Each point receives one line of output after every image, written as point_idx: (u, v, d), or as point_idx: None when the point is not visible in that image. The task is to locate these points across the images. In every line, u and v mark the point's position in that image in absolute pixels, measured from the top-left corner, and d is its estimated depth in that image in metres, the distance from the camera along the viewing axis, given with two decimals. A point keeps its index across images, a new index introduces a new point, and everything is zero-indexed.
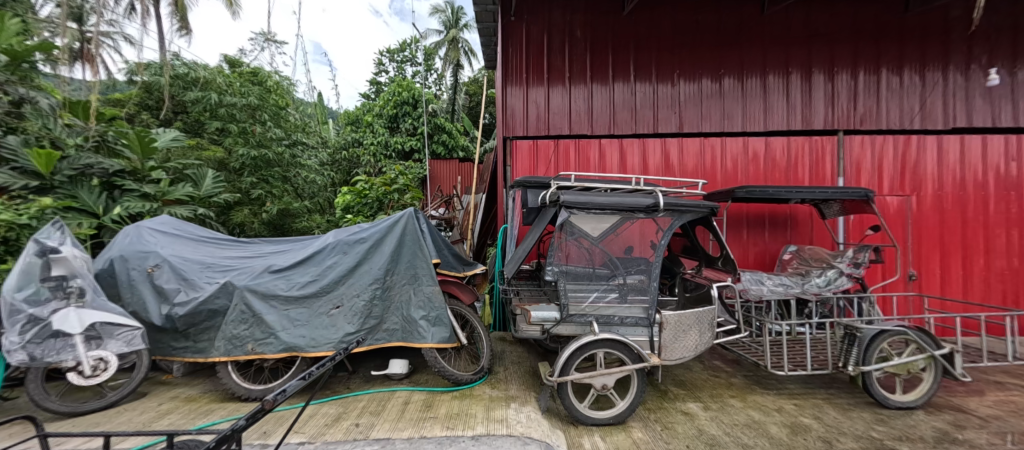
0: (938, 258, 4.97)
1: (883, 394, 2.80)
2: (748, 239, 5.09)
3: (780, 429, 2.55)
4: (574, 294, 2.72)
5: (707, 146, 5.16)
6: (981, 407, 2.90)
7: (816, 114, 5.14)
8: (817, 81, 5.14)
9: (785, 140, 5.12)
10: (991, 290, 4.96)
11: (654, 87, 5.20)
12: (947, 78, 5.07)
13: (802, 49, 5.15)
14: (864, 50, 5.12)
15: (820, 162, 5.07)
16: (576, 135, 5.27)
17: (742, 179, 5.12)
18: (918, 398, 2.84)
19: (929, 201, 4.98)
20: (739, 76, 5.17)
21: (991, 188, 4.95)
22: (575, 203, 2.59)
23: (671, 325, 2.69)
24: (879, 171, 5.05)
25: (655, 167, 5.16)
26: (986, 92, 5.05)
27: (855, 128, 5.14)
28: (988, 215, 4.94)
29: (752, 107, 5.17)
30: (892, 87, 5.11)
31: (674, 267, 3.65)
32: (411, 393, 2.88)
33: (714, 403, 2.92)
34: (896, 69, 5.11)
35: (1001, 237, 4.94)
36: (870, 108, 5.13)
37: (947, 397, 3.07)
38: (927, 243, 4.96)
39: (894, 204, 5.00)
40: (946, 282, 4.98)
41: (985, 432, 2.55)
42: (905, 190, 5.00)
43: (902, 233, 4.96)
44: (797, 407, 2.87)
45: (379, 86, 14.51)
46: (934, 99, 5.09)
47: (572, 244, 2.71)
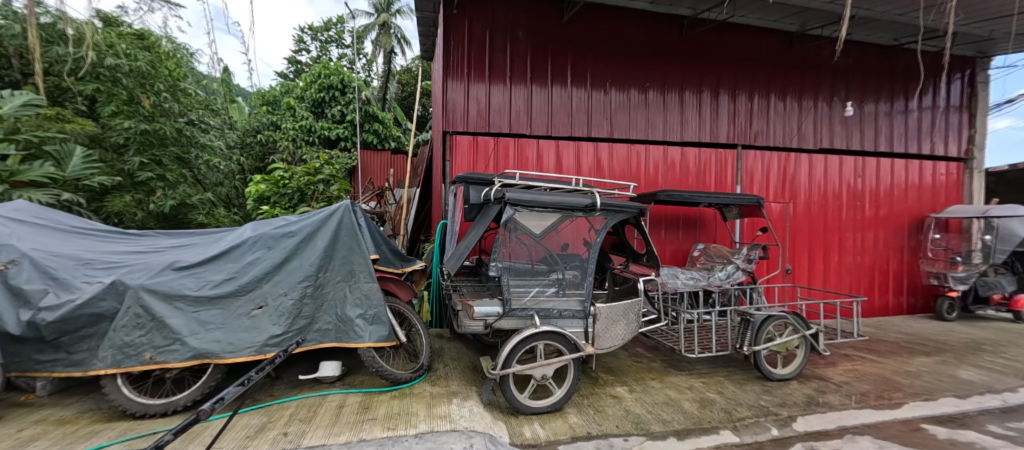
0: (807, 255, 6.00)
1: (768, 369, 3.33)
2: (665, 238, 5.63)
3: (692, 404, 2.90)
4: (516, 289, 2.81)
5: (635, 151, 5.60)
6: (836, 375, 3.60)
7: (722, 129, 5.87)
8: (723, 99, 5.86)
9: (697, 151, 5.77)
10: (842, 281, 6.14)
11: (589, 93, 5.51)
12: (817, 106, 6.12)
13: (713, 71, 5.83)
14: (760, 76, 5.96)
15: (723, 172, 5.82)
16: (515, 134, 5.37)
17: (661, 183, 5.66)
18: (794, 371, 3.41)
19: (802, 208, 5.98)
20: (662, 90, 5.69)
21: (843, 199, 6.13)
22: (521, 201, 2.68)
23: (604, 317, 2.91)
24: (767, 181, 5.94)
25: (588, 168, 5.48)
26: (844, 120, 6.20)
27: (751, 143, 5.98)
28: (841, 220, 6.11)
29: (672, 119, 5.73)
30: (779, 110, 6.03)
31: (605, 263, 3.96)
32: (345, 396, 2.73)
33: (638, 386, 3.22)
34: (782, 95, 6.03)
35: (849, 238, 6.15)
36: (762, 126, 5.99)
37: (813, 369, 3.75)
38: (800, 243, 5.96)
39: (778, 210, 5.91)
40: (812, 275, 6.03)
41: (839, 395, 3.17)
42: (785, 198, 5.95)
43: (782, 234, 5.88)
44: (704, 384, 3.29)
45: (299, 66, 13.34)
46: (808, 123, 6.11)
47: (516, 241, 2.79)
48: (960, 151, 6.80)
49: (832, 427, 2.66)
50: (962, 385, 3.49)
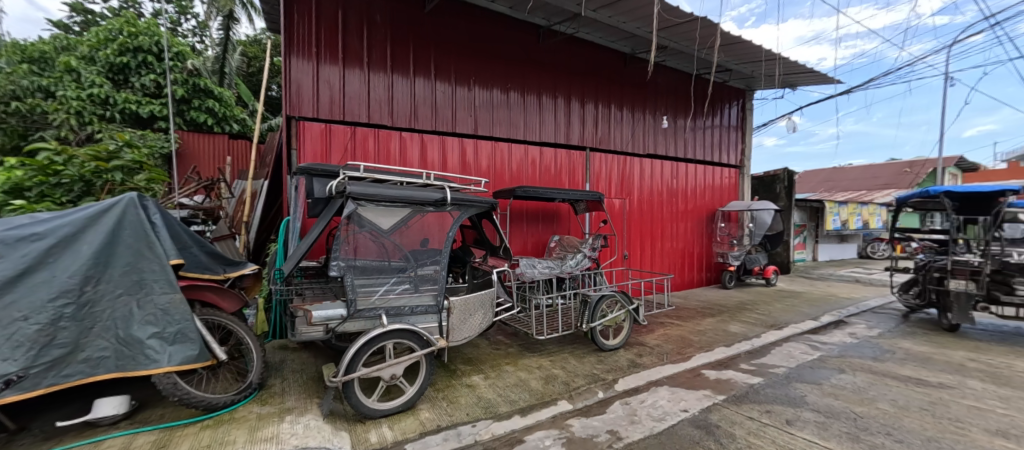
0: (638, 243, 7.18)
1: (602, 341, 3.90)
2: (527, 231, 6.04)
3: (538, 382, 3.19)
4: (362, 288, 2.67)
5: (498, 149, 5.85)
6: (652, 340, 4.41)
7: (573, 132, 6.55)
8: (574, 106, 6.55)
9: (553, 151, 6.34)
10: (662, 263, 7.53)
11: (453, 88, 5.52)
12: (645, 118, 7.34)
13: (566, 79, 6.46)
14: (603, 88, 6.84)
15: (575, 171, 6.53)
16: (375, 125, 5.07)
17: (522, 180, 6.06)
18: (621, 341, 4.06)
19: (635, 204, 7.14)
20: (523, 93, 6.06)
21: (662, 196, 7.55)
22: (366, 194, 2.56)
23: (458, 309, 2.96)
24: (609, 180, 6.91)
25: (453, 164, 5.52)
26: (664, 132, 7.58)
27: (597, 147, 6.82)
28: (661, 214, 7.50)
29: (532, 120, 6.16)
30: (618, 120, 7.02)
31: (466, 257, 4.07)
32: (132, 437, 2.20)
33: (493, 372, 3.39)
34: (620, 107, 7.04)
35: (666, 228, 7.58)
36: (605, 132, 6.90)
37: (637, 337, 4.52)
38: (632, 233, 7.09)
39: (616, 206, 6.91)
40: (642, 259, 7.25)
41: (651, 356, 3.88)
42: (622, 195, 7.00)
43: (620, 226, 6.92)
44: (551, 362, 3.65)
45: (88, 17, 10.16)
46: (638, 132, 7.28)
47: (362, 236, 2.65)
48: (737, 160, 9.00)
49: (642, 382, 3.24)
50: (730, 336, 4.64)
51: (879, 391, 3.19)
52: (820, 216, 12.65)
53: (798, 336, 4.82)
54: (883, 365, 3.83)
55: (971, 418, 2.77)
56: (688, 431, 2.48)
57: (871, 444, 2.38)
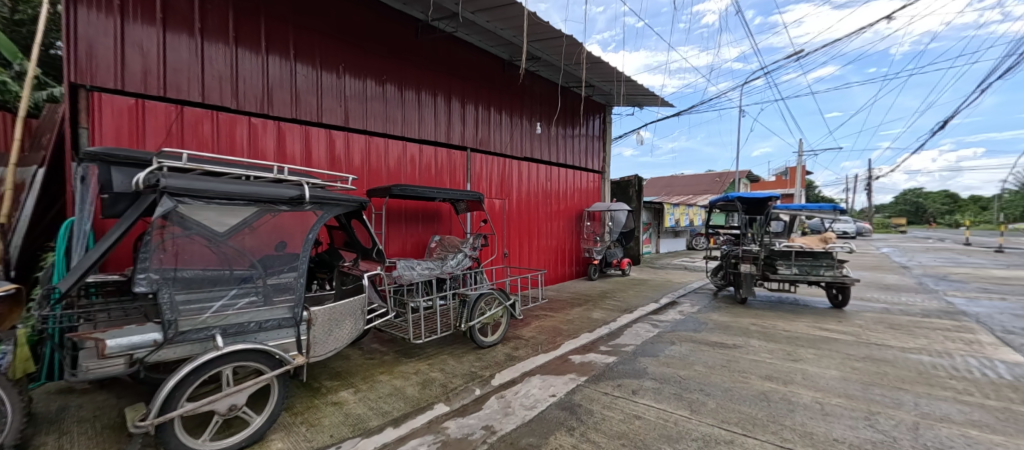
0: (517, 241, 7.55)
1: (480, 339, 3.97)
2: (406, 232, 5.78)
3: (413, 388, 3.07)
4: (186, 306, 2.18)
5: (373, 145, 5.46)
6: (528, 333, 4.66)
7: (454, 132, 6.52)
8: (455, 106, 6.52)
9: (433, 149, 6.21)
10: (538, 259, 8.08)
11: (318, 73, 4.94)
12: (522, 124, 7.76)
13: (446, 77, 6.38)
14: (483, 91, 6.98)
15: (455, 171, 6.52)
16: (213, 107, 4.22)
17: (401, 178, 5.78)
18: (499, 336, 4.19)
19: (514, 204, 7.50)
20: (400, 86, 5.77)
21: (537, 197, 8.10)
22: (194, 189, 2.10)
23: (320, 321, 2.63)
24: (489, 181, 7.10)
25: (319, 158, 4.95)
26: (538, 137, 8.13)
27: (478, 148, 6.93)
28: (536, 213, 8.04)
29: (410, 116, 5.91)
30: (497, 123, 7.26)
31: (333, 260, 3.72)
32: None
33: (365, 384, 3.14)
34: (498, 110, 7.29)
35: (542, 227, 8.17)
36: (485, 134, 7.05)
37: (514, 331, 4.73)
38: (512, 232, 7.44)
39: (497, 205, 7.16)
40: (521, 256, 7.64)
41: (527, 348, 4.10)
42: (502, 195, 7.29)
43: (500, 225, 7.19)
44: (429, 366, 3.55)
45: None
46: (516, 136, 7.65)
47: (186, 242, 2.16)
48: (599, 166, 10.20)
49: (517, 374, 3.40)
50: (592, 322, 5.22)
51: (697, 356, 3.96)
52: (661, 215, 15.22)
53: (644, 318, 5.70)
54: (700, 335, 4.78)
55: (753, 368, 3.64)
56: (555, 414, 2.68)
57: (691, 400, 2.93)
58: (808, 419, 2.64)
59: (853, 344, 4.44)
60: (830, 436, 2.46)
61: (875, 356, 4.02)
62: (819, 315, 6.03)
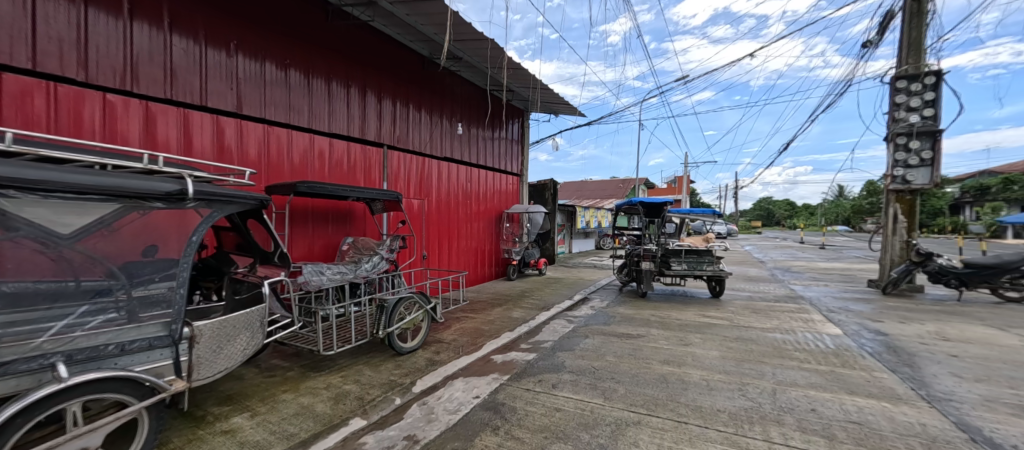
0: (437, 243, 7.39)
1: (400, 345, 3.79)
2: (313, 234, 5.26)
3: (325, 404, 2.80)
4: (11, 330, 1.69)
5: (273, 136, 4.87)
6: (449, 336, 4.58)
7: (369, 127, 6.12)
8: (370, 99, 6.13)
9: (345, 145, 5.77)
10: (459, 260, 8.00)
11: (202, 49, 4.24)
12: (442, 123, 7.60)
13: (360, 68, 5.95)
14: (401, 86, 6.67)
15: (370, 168, 6.14)
16: (50, 77, 3.39)
17: (307, 174, 5.26)
18: (419, 341, 4.05)
19: (433, 205, 7.34)
20: (307, 73, 5.24)
21: (457, 198, 8.04)
22: (29, 180, 1.65)
23: (207, 337, 2.28)
24: (407, 180, 6.84)
25: (203, 148, 4.27)
26: (458, 138, 8.05)
27: (395, 145, 6.61)
28: (457, 214, 7.99)
29: (318, 107, 5.40)
30: (416, 120, 7.01)
31: (223, 267, 3.24)
32: None
33: (264, 406, 2.77)
34: (417, 108, 7.04)
35: (462, 228, 8.14)
36: (403, 131, 6.76)
37: (435, 335, 4.61)
38: (431, 233, 7.27)
39: (415, 206, 6.94)
40: (441, 258, 7.49)
41: (448, 352, 4.02)
42: (420, 195, 7.08)
43: (419, 226, 6.97)
44: (342, 378, 3.27)
45: None
46: (436, 135, 7.47)
47: (10, 247, 1.67)
48: (518, 169, 10.46)
49: (439, 379, 3.31)
50: (512, 322, 5.33)
51: (608, 347, 4.29)
52: (574, 217, 16.19)
53: (559, 314, 5.99)
54: (609, 327, 5.18)
55: (654, 354, 4.05)
56: (479, 415, 2.66)
57: (604, 388, 3.14)
58: (698, 395, 3.02)
59: (729, 328, 5.21)
60: (714, 407, 2.84)
61: (745, 337, 4.76)
62: (703, 305, 6.96)
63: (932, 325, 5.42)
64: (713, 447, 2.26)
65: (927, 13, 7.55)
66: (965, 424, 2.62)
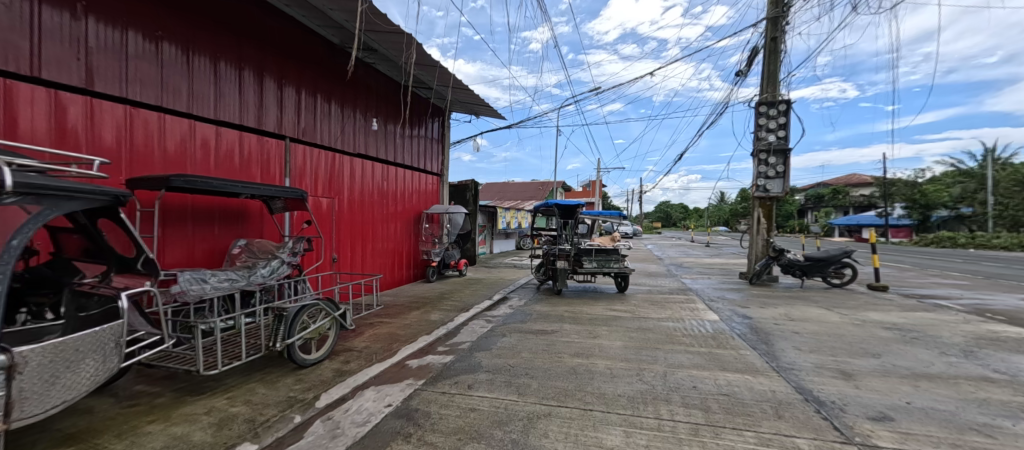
0: (349, 245, 6.94)
1: (302, 357, 3.46)
2: (194, 235, 4.55)
3: (205, 432, 2.43)
4: None
5: (139, 119, 4.11)
6: (360, 343, 4.32)
7: (267, 116, 5.49)
8: (268, 85, 5.49)
9: (237, 134, 5.10)
10: (374, 263, 7.61)
11: (32, 6, 3.40)
12: (354, 117, 7.14)
13: (256, 49, 5.30)
14: (306, 74, 6.10)
15: (269, 162, 5.52)
16: None
17: (186, 166, 4.54)
18: (326, 351, 3.75)
19: (344, 204, 6.87)
20: (186, 49, 4.50)
21: (372, 197, 7.63)
22: None
23: (38, 366, 1.83)
24: (314, 177, 6.30)
25: (36, 129, 3.44)
26: (373, 134, 7.63)
27: (299, 138, 6.02)
28: (373, 214, 7.61)
29: (202, 89, 4.68)
30: (324, 112, 6.47)
31: (61, 277, 2.62)
32: None
33: (121, 442, 2.32)
34: (326, 98, 6.51)
35: (379, 229, 7.78)
36: (309, 123, 6.19)
37: (344, 343, 4.31)
38: (343, 234, 6.80)
39: (324, 205, 6.43)
40: (353, 261, 7.04)
41: (359, 361, 3.79)
42: (330, 194, 6.58)
43: (328, 226, 6.47)
44: (228, 400, 2.88)
45: None
46: (347, 129, 6.99)
47: None
48: (438, 169, 10.29)
49: (347, 390, 3.10)
50: (430, 324, 5.22)
51: (524, 344, 4.43)
52: (494, 218, 16.40)
53: (478, 315, 6.01)
54: (526, 325, 5.35)
55: (565, 348, 4.28)
56: (390, 424, 2.55)
57: (518, 384, 3.24)
58: (603, 383, 3.27)
59: (631, 320, 5.74)
60: (616, 392, 3.10)
61: (644, 327, 5.28)
62: (611, 299, 7.56)
63: (783, 308, 6.60)
64: (613, 429, 2.47)
65: (780, 52, 9.17)
66: (802, 387, 3.24)
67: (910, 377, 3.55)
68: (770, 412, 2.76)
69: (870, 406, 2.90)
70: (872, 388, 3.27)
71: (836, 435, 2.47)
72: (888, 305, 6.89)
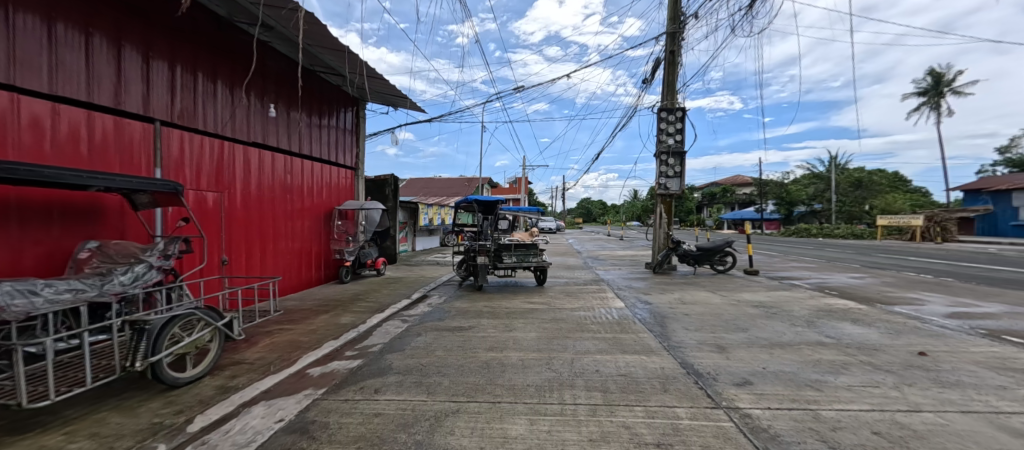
0: (244, 246, 6.21)
1: (173, 376, 2.99)
2: (22, 237, 3.66)
3: None
4: None
5: None
6: (252, 354, 3.88)
7: (128, 94, 4.61)
8: (129, 57, 4.61)
9: (85, 114, 4.20)
10: (276, 266, 6.91)
11: None
12: (246, 101, 6.36)
13: (111, 13, 4.41)
14: (181, 47, 5.25)
15: (131, 149, 4.65)
16: None
17: (8, 150, 3.56)
18: (205, 366, 3.29)
19: (237, 200, 6.12)
20: (7, 2, 3.52)
21: (273, 192, 6.90)
22: None
23: None
24: (196, 168, 5.49)
25: None
26: (272, 121, 6.87)
27: (173, 122, 5.17)
28: (274, 211, 6.90)
29: (31, 55, 3.73)
30: (207, 94, 5.65)
31: None
32: None
33: None
34: (209, 78, 5.69)
35: (282, 227, 7.09)
36: (187, 105, 5.35)
37: (232, 356, 3.83)
38: (236, 234, 6.06)
39: (211, 201, 5.65)
40: (249, 264, 6.31)
41: (249, 374, 3.40)
42: (218, 188, 5.80)
43: (217, 225, 5.71)
44: (67, 436, 2.37)
45: None
46: (238, 114, 6.20)
47: None
48: (352, 162, 9.68)
49: (231, 408, 2.75)
50: (339, 328, 4.88)
51: (439, 342, 4.36)
52: (417, 215, 15.90)
53: (393, 315, 5.77)
54: (444, 322, 5.27)
55: (480, 343, 4.31)
56: (280, 440, 2.32)
57: (429, 384, 3.17)
58: (513, 374, 3.35)
59: (547, 311, 5.98)
60: (525, 383, 3.19)
61: (557, 318, 5.54)
62: (530, 293, 7.80)
63: (678, 294, 7.41)
64: (519, 419, 2.54)
65: (677, 65, 10.23)
66: (686, 362, 3.66)
67: (768, 346, 4.23)
68: (658, 387, 3.07)
69: (736, 374, 3.39)
70: (739, 358, 3.83)
71: (708, 402, 2.83)
72: (758, 287, 8.13)
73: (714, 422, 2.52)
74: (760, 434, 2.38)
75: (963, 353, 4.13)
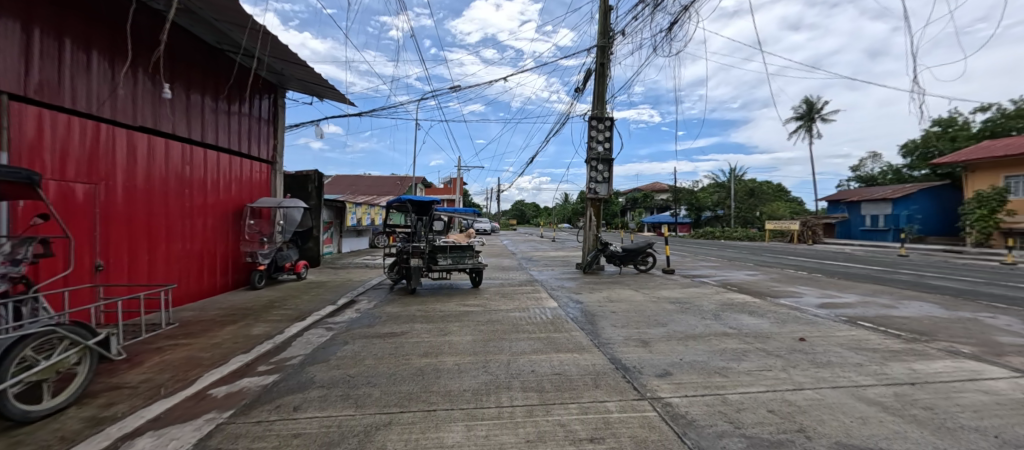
0: (126, 248, 5.28)
1: (23, 409, 2.41)
2: None
3: None
4: None
5: None
6: (136, 377, 3.29)
7: None
8: None
9: None
10: (168, 270, 5.98)
11: None
12: (132, 77, 5.43)
13: None
14: (42, 6, 4.32)
15: None
16: None
17: None
18: (69, 396, 2.72)
19: (117, 193, 5.19)
20: None
21: (166, 186, 5.98)
22: None
23: None
24: (61, 154, 4.55)
25: None
26: (167, 103, 5.95)
27: (29, 97, 4.23)
28: (167, 207, 5.98)
29: None
30: (78, 65, 4.72)
31: None
32: None
33: None
34: (82, 47, 4.75)
35: (177, 226, 6.17)
36: (48, 77, 4.41)
37: (107, 380, 3.21)
38: (115, 233, 5.13)
39: (81, 193, 4.73)
40: (133, 269, 5.39)
41: (131, 400, 2.87)
42: (91, 178, 4.86)
43: (89, 223, 4.78)
44: None
45: None
46: (121, 92, 5.27)
47: None
48: (269, 155, 8.76)
49: (106, 444, 2.28)
50: (250, 340, 4.35)
51: (368, 350, 4.09)
52: (344, 214, 14.92)
53: (315, 322, 5.32)
54: (374, 328, 4.98)
55: (413, 349, 4.13)
56: None
57: (357, 396, 2.95)
58: (448, 380, 3.26)
59: (482, 313, 5.93)
60: (461, 388, 3.11)
61: (492, 319, 5.53)
62: (464, 294, 7.70)
63: (606, 292, 7.84)
64: (455, 426, 2.46)
65: (606, 77, 10.83)
66: (614, 357, 3.87)
67: (684, 338, 4.63)
68: (590, 383, 3.19)
69: (657, 366, 3.65)
70: (660, 351, 4.14)
71: (634, 394, 3.00)
72: (673, 284, 8.92)
73: (640, 413, 2.67)
74: (679, 420, 2.58)
75: (831, 337, 4.92)
